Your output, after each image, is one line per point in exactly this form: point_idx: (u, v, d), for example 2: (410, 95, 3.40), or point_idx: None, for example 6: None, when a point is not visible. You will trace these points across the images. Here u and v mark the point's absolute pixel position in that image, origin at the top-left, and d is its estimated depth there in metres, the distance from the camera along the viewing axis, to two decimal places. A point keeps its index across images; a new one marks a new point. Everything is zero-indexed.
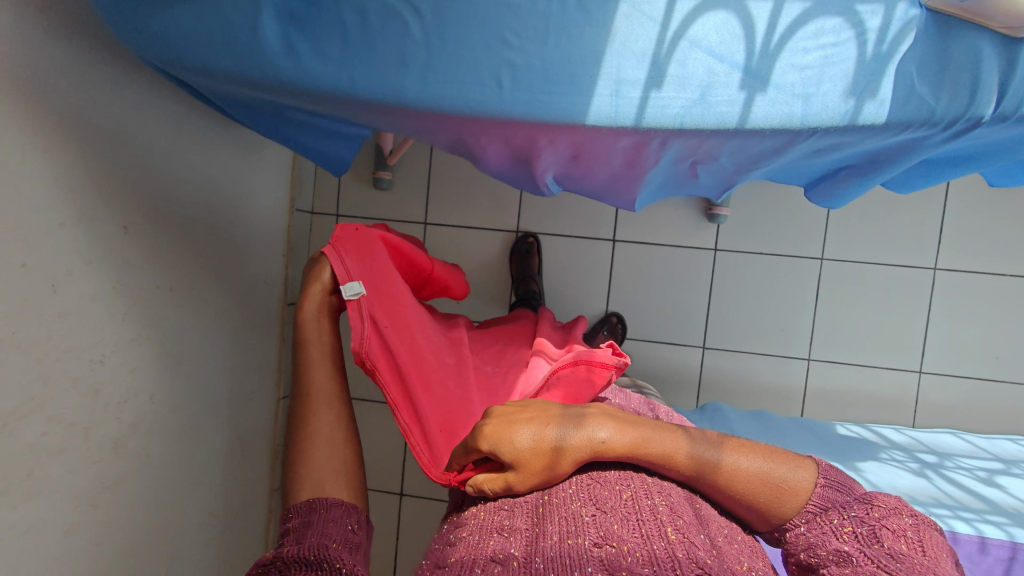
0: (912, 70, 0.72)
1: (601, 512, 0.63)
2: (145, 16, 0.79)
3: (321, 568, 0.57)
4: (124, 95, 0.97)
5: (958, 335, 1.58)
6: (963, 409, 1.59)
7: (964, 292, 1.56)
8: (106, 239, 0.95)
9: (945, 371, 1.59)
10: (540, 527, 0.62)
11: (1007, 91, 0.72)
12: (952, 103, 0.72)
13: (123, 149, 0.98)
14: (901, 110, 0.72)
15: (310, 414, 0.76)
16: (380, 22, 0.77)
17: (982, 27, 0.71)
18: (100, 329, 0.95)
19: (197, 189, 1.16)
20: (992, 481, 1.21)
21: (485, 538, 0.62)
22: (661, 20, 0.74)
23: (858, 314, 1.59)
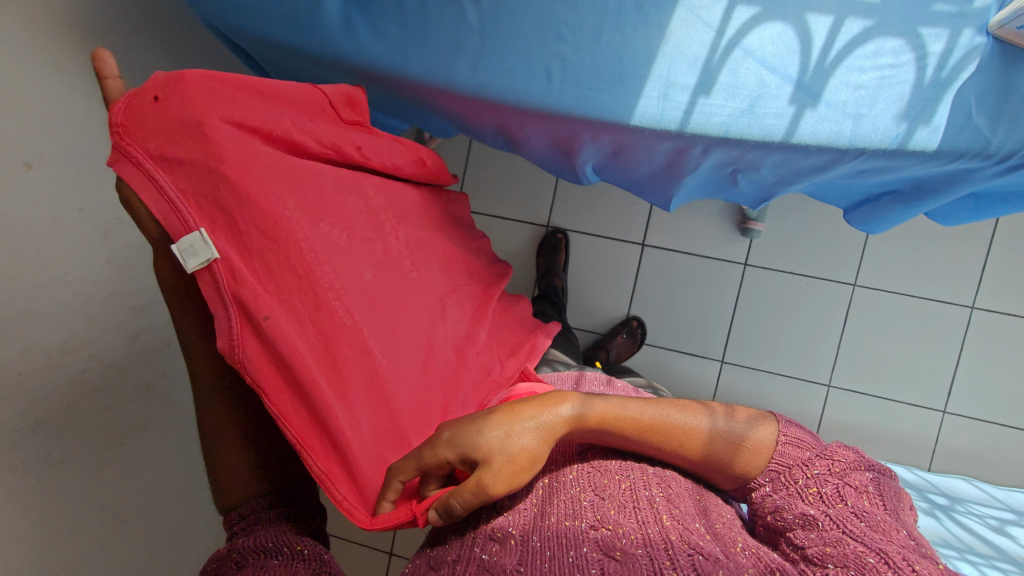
0: (971, 99, 0.70)
1: (599, 497, 0.64)
2: None
3: (282, 552, 0.60)
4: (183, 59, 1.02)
5: (988, 379, 1.53)
6: (985, 455, 1.55)
7: (1000, 334, 1.52)
8: None
9: (970, 414, 1.55)
10: (539, 508, 0.64)
11: None
12: (1008, 138, 0.70)
13: None
14: (954, 139, 0.71)
15: (218, 416, 0.72)
16: (438, 6, 0.79)
17: None
18: (142, 277, 1.00)
19: None
20: (1003, 530, 1.18)
21: (485, 517, 0.64)
22: (717, 27, 0.74)
23: (885, 347, 1.56)
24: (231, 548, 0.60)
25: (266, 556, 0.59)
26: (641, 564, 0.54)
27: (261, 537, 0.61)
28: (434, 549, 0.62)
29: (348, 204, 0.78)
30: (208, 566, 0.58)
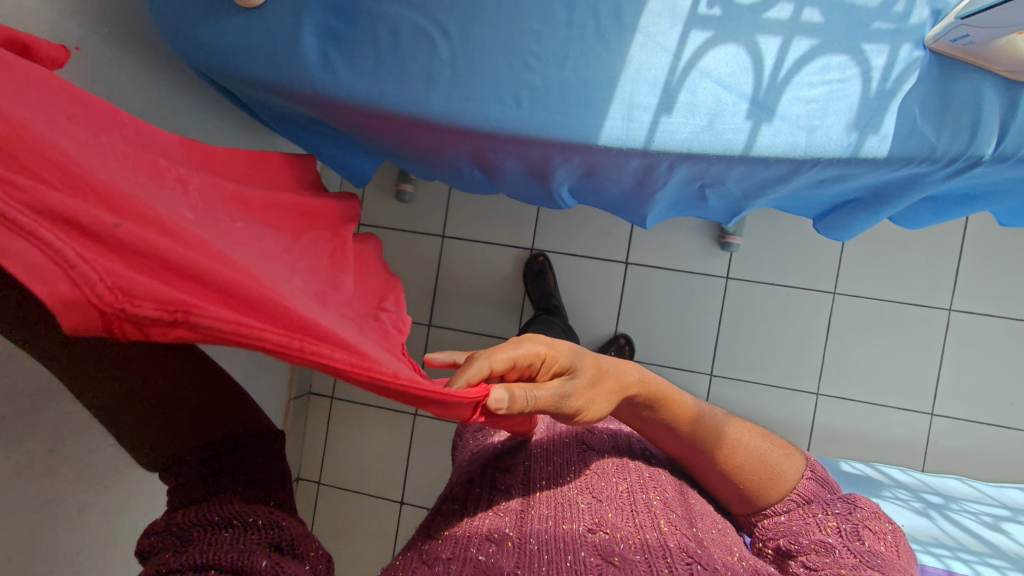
0: (915, 108, 0.74)
1: (596, 502, 0.66)
2: (198, 30, 0.88)
3: (231, 527, 0.48)
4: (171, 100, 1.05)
5: (972, 379, 1.56)
6: (976, 455, 1.56)
7: (980, 335, 1.55)
8: None
9: (957, 416, 1.56)
10: (535, 510, 0.64)
11: (1007, 133, 0.72)
12: (954, 142, 0.73)
13: None
14: (902, 145, 0.74)
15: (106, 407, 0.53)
16: (411, 42, 0.83)
17: (986, 72, 0.73)
18: None
19: None
20: (997, 526, 1.17)
21: (479, 515, 0.63)
22: (674, 51, 0.79)
23: (868, 352, 1.59)
24: (178, 529, 0.49)
25: (211, 532, 0.48)
26: (640, 569, 0.55)
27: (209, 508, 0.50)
28: (426, 540, 0.60)
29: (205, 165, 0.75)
30: (140, 545, 0.49)
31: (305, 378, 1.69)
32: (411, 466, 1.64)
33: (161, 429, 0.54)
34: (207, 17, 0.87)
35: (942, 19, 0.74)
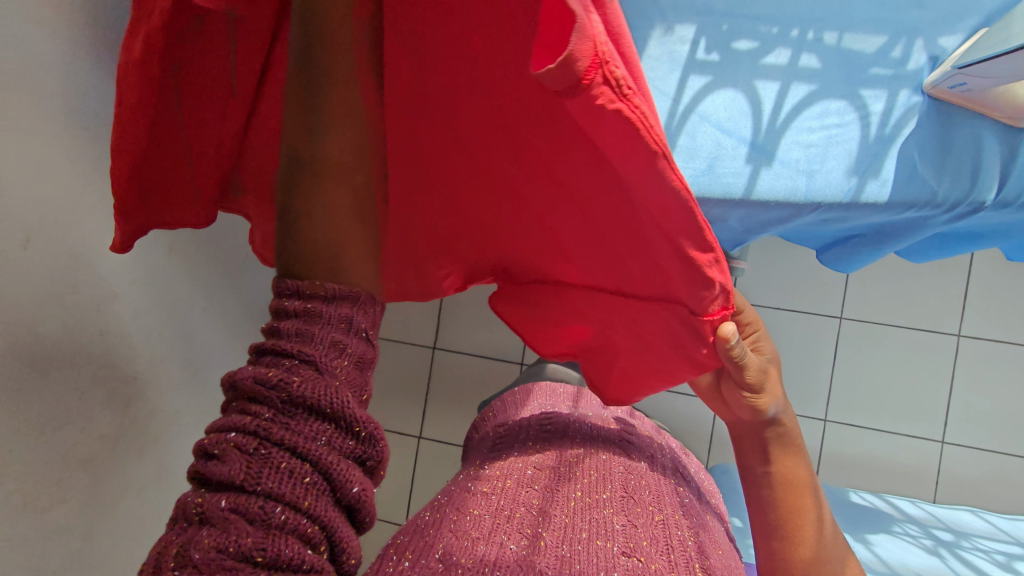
0: (914, 154, 0.74)
1: (632, 526, 0.66)
2: None
3: (328, 452, 0.39)
4: None
5: (982, 406, 1.54)
6: (988, 485, 1.53)
7: (989, 362, 1.53)
8: None
9: (968, 443, 1.54)
10: (572, 518, 0.66)
11: (1008, 179, 0.72)
12: (954, 188, 0.73)
13: None
14: (904, 191, 0.74)
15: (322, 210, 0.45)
16: None
17: (984, 117, 0.73)
18: None
19: None
20: (1010, 566, 1.17)
21: (513, 509, 0.67)
22: (673, 96, 0.80)
23: (877, 377, 1.57)
24: (289, 399, 0.39)
25: (314, 438, 0.39)
26: None
27: (312, 434, 0.39)
28: (456, 516, 0.63)
29: None
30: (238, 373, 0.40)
31: None
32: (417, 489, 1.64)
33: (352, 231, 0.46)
34: None
35: (939, 65, 0.74)
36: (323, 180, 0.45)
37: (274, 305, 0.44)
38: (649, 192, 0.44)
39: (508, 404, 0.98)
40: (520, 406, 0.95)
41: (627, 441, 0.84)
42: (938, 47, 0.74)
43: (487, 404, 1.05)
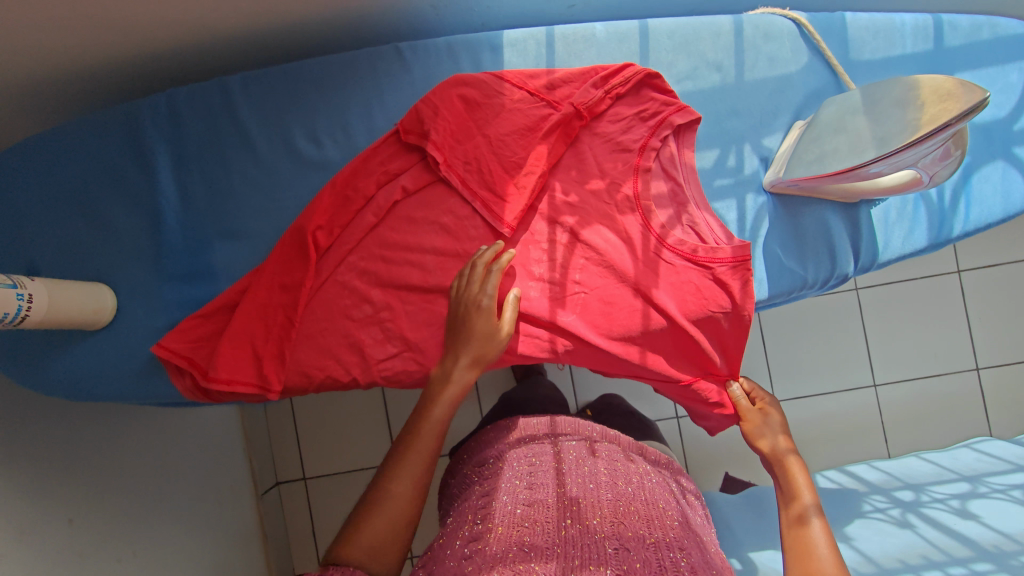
0: (777, 249, 0.79)
1: (625, 549, 0.56)
2: (59, 357, 0.82)
3: None
4: (47, 406, 0.96)
5: (908, 340, 1.41)
6: (952, 412, 1.40)
7: (894, 298, 1.42)
8: (53, 547, 0.89)
9: (917, 377, 1.41)
10: (564, 552, 0.55)
11: (860, 248, 0.78)
12: (820, 269, 0.79)
13: (66, 449, 0.97)
14: (779, 284, 0.78)
15: (394, 466, 0.64)
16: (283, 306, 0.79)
17: (823, 199, 0.79)
18: None
19: (146, 442, 1.14)
20: (967, 510, 1.09)
21: (509, 554, 0.55)
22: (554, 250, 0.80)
23: (811, 346, 1.41)
24: None
25: None
26: None
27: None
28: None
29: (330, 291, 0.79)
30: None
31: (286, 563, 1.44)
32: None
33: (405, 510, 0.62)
34: (70, 340, 0.83)
35: (771, 165, 0.79)
36: (386, 529, 0.60)
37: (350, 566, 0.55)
38: (715, 295, 0.76)
39: (481, 432, 0.81)
40: (502, 429, 0.78)
41: (613, 451, 0.73)
42: (765, 148, 0.79)
43: (461, 447, 0.85)
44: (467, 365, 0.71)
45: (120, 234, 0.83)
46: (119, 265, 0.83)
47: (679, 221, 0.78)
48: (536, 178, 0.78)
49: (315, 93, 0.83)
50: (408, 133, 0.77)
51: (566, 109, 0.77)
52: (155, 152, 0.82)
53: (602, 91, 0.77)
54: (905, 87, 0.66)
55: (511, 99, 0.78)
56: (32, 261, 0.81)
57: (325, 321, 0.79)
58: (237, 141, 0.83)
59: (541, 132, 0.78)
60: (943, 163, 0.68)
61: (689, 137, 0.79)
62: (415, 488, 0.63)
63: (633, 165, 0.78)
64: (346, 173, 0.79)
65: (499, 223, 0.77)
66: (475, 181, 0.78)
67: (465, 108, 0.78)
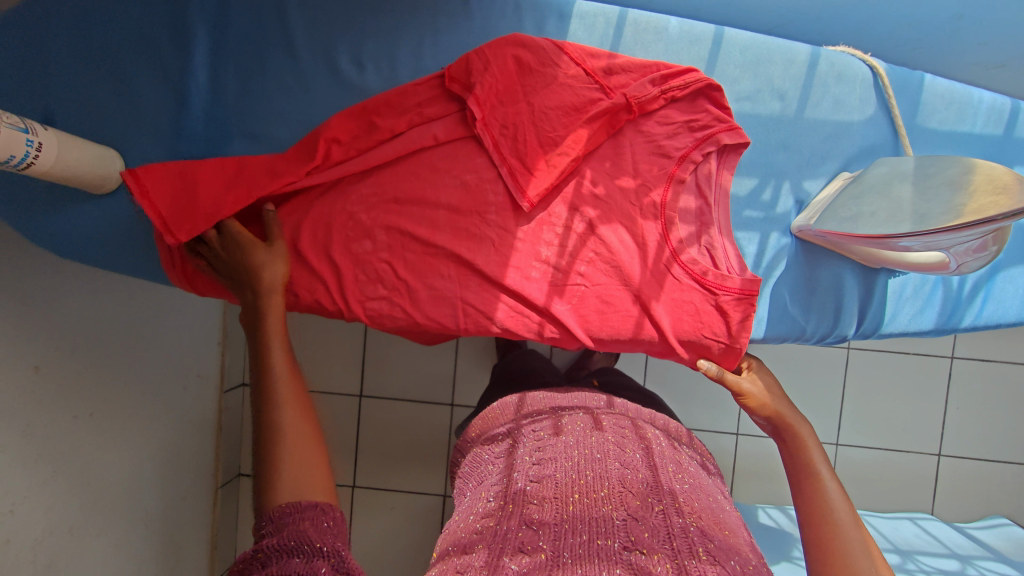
0: (785, 294, 0.78)
1: (631, 518, 0.55)
2: (58, 213, 0.82)
3: (304, 551, 0.49)
4: (36, 254, 0.96)
5: (884, 410, 1.41)
6: (904, 487, 1.42)
7: (883, 367, 1.41)
8: (16, 388, 0.91)
9: (883, 447, 1.42)
10: (571, 527, 0.54)
11: (867, 314, 0.78)
12: (820, 324, 0.78)
13: (49, 301, 0.98)
14: (776, 329, 0.78)
15: (273, 396, 0.63)
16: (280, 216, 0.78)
17: (844, 257, 0.78)
18: (9, 479, 0.90)
19: (127, 314, 1.15)
20: None
21: (513, 530, 0.54)
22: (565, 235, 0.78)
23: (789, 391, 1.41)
24: (283, 543, 0.49)
25: (289, 552, 0.49)
26: None
27: (332, 519, 0.55)
28: (461, 554, 0.54)
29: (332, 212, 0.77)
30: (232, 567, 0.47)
31: (233, 460, 1.48)
32: (359, 543, 1.39)
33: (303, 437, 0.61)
34: (73, 199, 0.82)
35: (804, 209, 0.78)
36: (300, 456, 0.59)
37: (277, 518, 0.53)
38: (714, 320, 0.76)
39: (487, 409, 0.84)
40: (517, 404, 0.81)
41: (615, 420, 0.73)
42: (803, 191, 0.78)
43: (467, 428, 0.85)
44: (270, 295, 0.70)
45: (143, 107, 0.81)
46: (135, 137, 0.82)
47: (697, 241, 0.77)
48: (570, 161, 0.75)
49: (370, 15, 0.80)
50: (453, 81, 0.75)
51: (617, 99, 0.74)
52: (195, 34, 0.80)
53: (658, 89, 0.75)
54: (958, 168, 0.64)
55: (564, 73, 0.75)
56: (50, 109, 0.79)
57: (318, 241, 0.76)
58: (281, 44, 0.80)
59: (586, 115, 0.75)
60: (977, 255, 0.67)
61: (730, 158, 0.77)
62: (300, 406, 0.63)
63: (667, 174, 0.77)
64: (379, 101, 0.77)
65: (520, 195, 0.76)
66: (507, 146, 0.76)
67: (517, 71, 0.75)
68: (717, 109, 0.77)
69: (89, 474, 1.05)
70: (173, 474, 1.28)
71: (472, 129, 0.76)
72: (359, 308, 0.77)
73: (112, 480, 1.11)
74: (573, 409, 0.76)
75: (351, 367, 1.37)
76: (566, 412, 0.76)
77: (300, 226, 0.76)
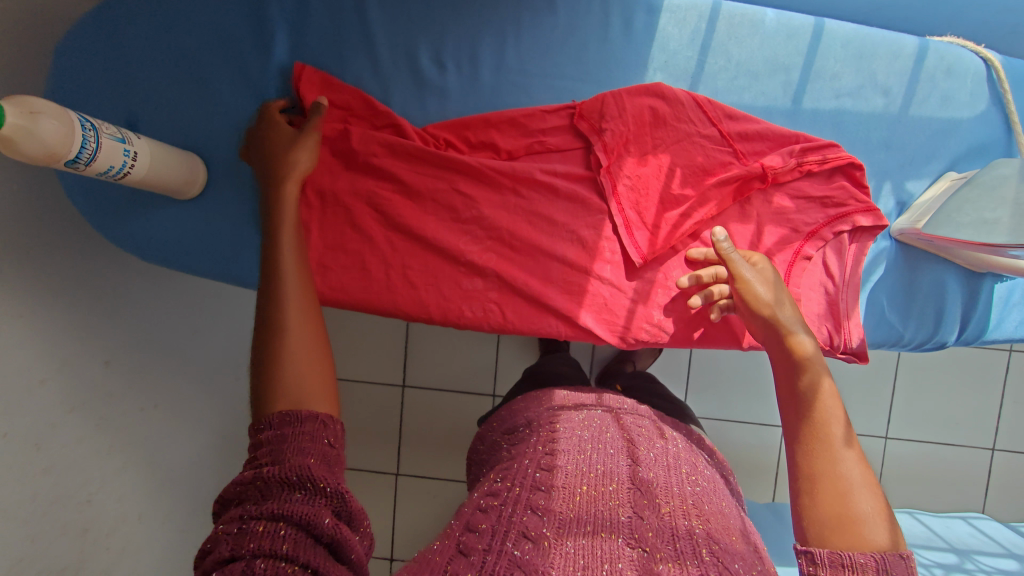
0: (883, 299, 0.76)
1: (638, 515, 0.53)
2: (134, 215, 0.82)
3: (305, 489, 0.46)
4: (106, 252, 0.97)
5: (960, 409, 1.32)
6: (977, 490, 1.33)
7: (960, 365, 1.33)
8: (87, 382, 0.93)
9: (957, 448, 1.33)
10: (576, 518, 0.52)
11: (969, 322, 0.76)
12: (919, 330, 0.76)
13: (114, 296, 0.99)
14: (873, 334, 0.76)
15: (281, 294, 0.61)
16: (370, 226, 0.79)
17: (947, 262, 0.76)
18: (86, 469, 0.93)
19: (190, 307, 1.17)
20: None
21: (518, 514, 0.51)
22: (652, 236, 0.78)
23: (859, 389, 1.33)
24: (279, 475, 0.46)
25: (289, 489, 0.46)
26: None
27: (332, 436, 0.52)
28: (466, 531, 0.51)
29: (435, 225, 0.79)
30: (228, 492, 0.47)
31: None
32: (400, 533, 1.39)
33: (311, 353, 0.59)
34: (149, 202, 0.83)
35: (906, 211, 0.76)
36: (302, 356, 0.57)
37: (272, 435, 0.50)
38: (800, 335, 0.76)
39: (516, 403, 0.79)
40: (535, 399, 0.77)
41: (631, 420, 0.69)
42: (905, 192, 0.76)
43: (491, 415, 0.82)
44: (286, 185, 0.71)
45: (220, 111, 0.81)
46: (216, 141, 0.82)
47: (828, 324, 0.75)
48: (694, 224, 0.76)
49: (451, 12, 0.78)
50: (582, 119, 0.77)
51: (752, 166, 0.74)
52: (276, 34, 0.79)
53: (795, 162, 0.74)
54: None
55: (699, 131, 0.75)
56: (129, 113, 0.80)
57: (415, 255, 0.79)
58: (360, 43, 0.79)
59: (712, 168, 0.76)
60: None
61: (865, 240, 0.75)
62: (306, 300, 0.62)
63: (795, 248, 0.76)
64: (503, 125, 0.78)
65: (633, 251, 0.77)
66: (628, 197, 0.77)
67: (650, 121, 0.76)
68: (853, 184, 0.75)
69: (154, 463, 1.08)
70: (228, 461, 1.31)
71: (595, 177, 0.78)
72: (450, 321, 0.80)
73: (174, 468, 1.13)
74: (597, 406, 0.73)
75: (395, 358, 1.37)
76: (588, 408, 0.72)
77: (400, 235, 0.80)
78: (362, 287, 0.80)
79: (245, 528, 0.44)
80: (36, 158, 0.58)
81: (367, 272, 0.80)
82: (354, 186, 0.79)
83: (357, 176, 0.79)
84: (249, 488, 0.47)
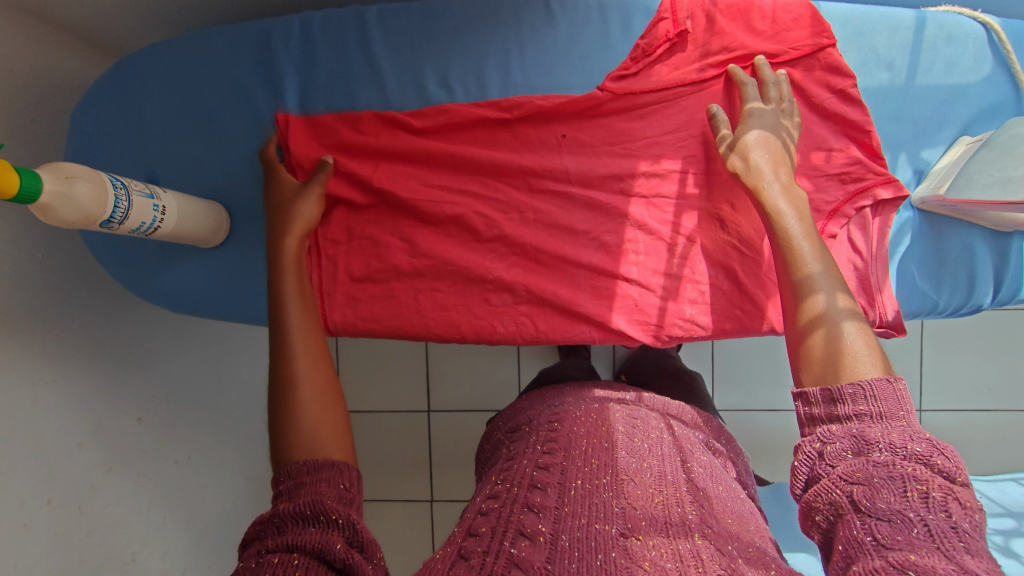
0: (913, 269, 0.77)
1: (630, 505, 0.52)
2: (162, 267, 0.84)
3: (318, 522, 0.47)
4: (135, 307, 0.98)
5: (1004, 372, 1.29)
6: None
7: (999, 327, 1.29)
8: (123, 441, 0.93)
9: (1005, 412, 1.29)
10: (571, 510, 0.51)
11: (1002, 283, 0.77)
12: (953, 296, 0.77)
13: (143, 350, 0.99)
14: (909, 305, 0.77)
15: (287, 345, 0.62)
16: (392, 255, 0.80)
17: (973, 224, 0.78)
18: (130, 527, 0.93)
19: (217, 354, 1.16)
20: (1010, 549, 1.03)
21: (516, 513, 0.50)
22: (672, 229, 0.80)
23: (899, 362, 1.30)
24: (293, 510, 0.48)
25: (301, 523, 0.47)
26: None
27: (348, 482, 0.53)
28: (466, 538, 0.49)
29: (458, 247, 0.80)
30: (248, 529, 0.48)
31: None
32: None
33: (321, 394, 0.60)
34: (176, 251, 0.84)
35: (924, 179, 0.78)
36: (315, 402, 0.59)
37: (290, 482, 0.52)
38: None
39: (524, 399, 0.79)
40: (539, 398, 0.77)
41: (631, 412, 0.68)
42: (921, 160, 0.77)
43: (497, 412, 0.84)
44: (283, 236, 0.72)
45: (237, 156, 0.82)
46: (234, 187, 0.83)
47: (861, 299, 0.75)
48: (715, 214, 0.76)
49: (453, 36, 0.79)
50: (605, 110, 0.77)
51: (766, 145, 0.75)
52: (286, 76, 0.80)
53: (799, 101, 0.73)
54: None
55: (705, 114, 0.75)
56: (150, 168, 0.81)
57: (441, 278, 0.80)
58: (368, 75, 0.80)
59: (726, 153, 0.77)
60: None
61: (887, 213, 0.76)
62: (310, 352, 0.63)
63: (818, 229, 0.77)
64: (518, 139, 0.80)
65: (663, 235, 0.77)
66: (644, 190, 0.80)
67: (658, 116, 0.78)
68: (868, 157, 0.77)
69: (196, 513, 1.08)
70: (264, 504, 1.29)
71: (610, 176, 0.79)
72: (480, 339, 0.80)
73: (212, 517, 1.12)
74: (639, 403, 0.72)
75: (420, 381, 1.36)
76: (619, 402, 0.71)
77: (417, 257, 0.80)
78: (389, 313, 0.80)
79: (261, 561, 0.44)
80: (72, 222, 0.60)
81: (397, 300, 0.80)
82: (377, 217, 0.80)
83: (377, 205, 0.80)
84: (267, 528, 0.48)
